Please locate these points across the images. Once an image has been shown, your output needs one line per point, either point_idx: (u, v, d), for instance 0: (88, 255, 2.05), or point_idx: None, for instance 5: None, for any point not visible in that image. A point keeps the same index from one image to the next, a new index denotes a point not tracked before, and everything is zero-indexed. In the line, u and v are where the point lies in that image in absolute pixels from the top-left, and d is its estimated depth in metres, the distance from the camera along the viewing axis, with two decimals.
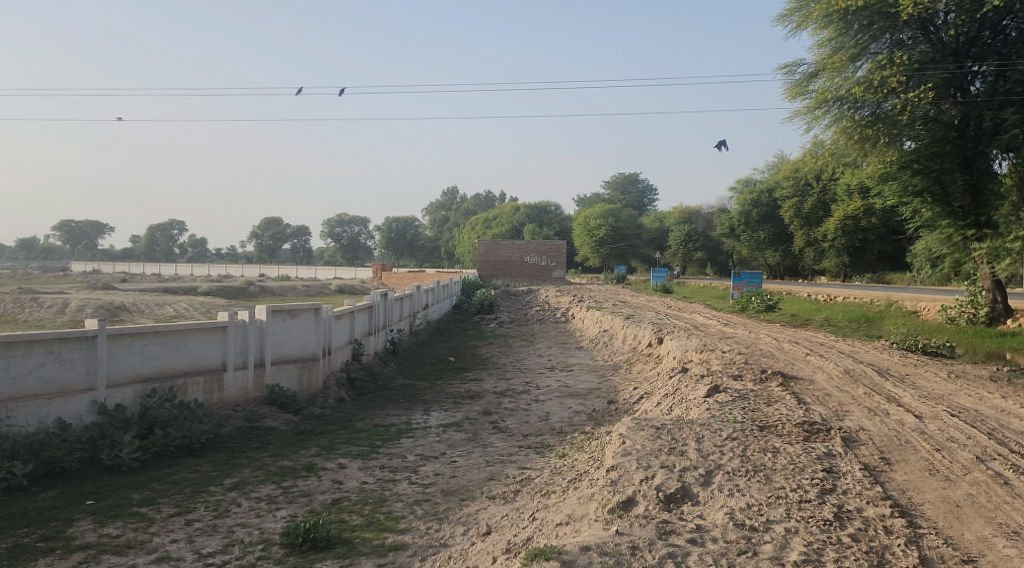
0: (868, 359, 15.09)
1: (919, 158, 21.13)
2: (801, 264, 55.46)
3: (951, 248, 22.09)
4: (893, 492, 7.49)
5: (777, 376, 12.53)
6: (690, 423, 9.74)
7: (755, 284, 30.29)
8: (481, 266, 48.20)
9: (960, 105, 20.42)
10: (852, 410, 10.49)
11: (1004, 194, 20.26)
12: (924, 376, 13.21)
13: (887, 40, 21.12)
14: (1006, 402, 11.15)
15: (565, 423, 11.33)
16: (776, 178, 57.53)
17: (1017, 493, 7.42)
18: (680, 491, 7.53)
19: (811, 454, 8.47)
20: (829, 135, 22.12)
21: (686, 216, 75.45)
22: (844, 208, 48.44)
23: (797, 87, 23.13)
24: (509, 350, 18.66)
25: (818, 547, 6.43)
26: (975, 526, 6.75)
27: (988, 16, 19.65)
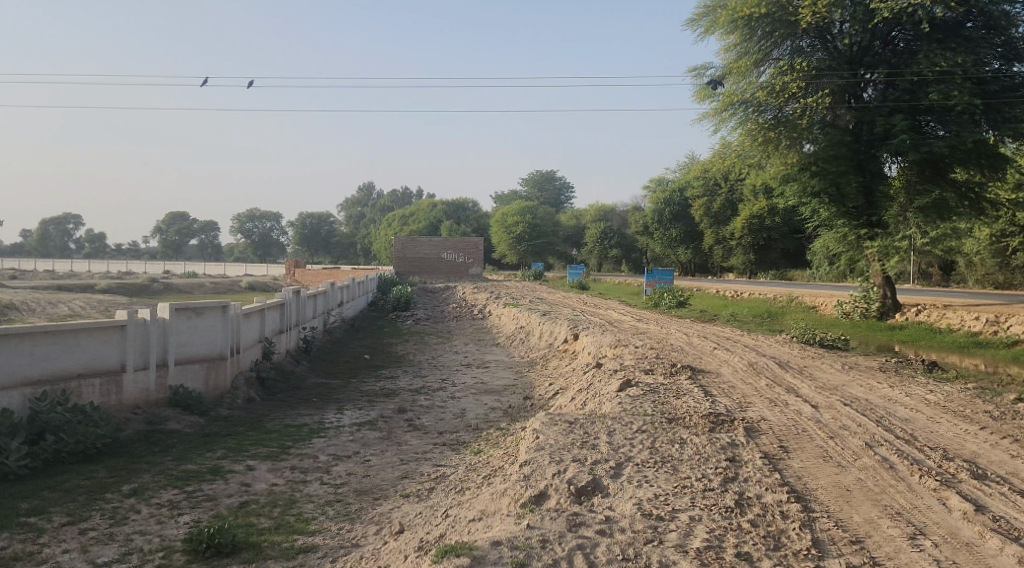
0: (771, 352, 15.72)
1: (816, 161, 22.00)
2: (711, 262, 57.15)
3: (846, 246, 23.29)
4: (790, 478, 7.84)
5: (686, 370, 12.92)
6: (603, 417, 9.94)
7: (666, 281, 31.18)
8: (397, 263, 47.73)
9: (854, 110, 21.79)
10: (755, 402, 10.91)
11: (894, 196, 21.34)
12: (821, 368, 13.88)
13: (788, 47, 22.03)
14: (894, 391, 11.82)
15: (481, 419, 11.41)
16: (686, 178, 59.02)
17: (901, 475, 7.87)
18: (590, 483, 7.68)
19: (715, 445, 8.79)
20: (735, 137, 22.81)
21: (602, 213, 76.59)
22: (751, 208, 50.20)
23: (706, 90, 23.78)
24: (425, 347, 18.63)
25: (719, 534, 6.67)
26: (863, 509, 7.12)
27: (879, 27, 20.86)
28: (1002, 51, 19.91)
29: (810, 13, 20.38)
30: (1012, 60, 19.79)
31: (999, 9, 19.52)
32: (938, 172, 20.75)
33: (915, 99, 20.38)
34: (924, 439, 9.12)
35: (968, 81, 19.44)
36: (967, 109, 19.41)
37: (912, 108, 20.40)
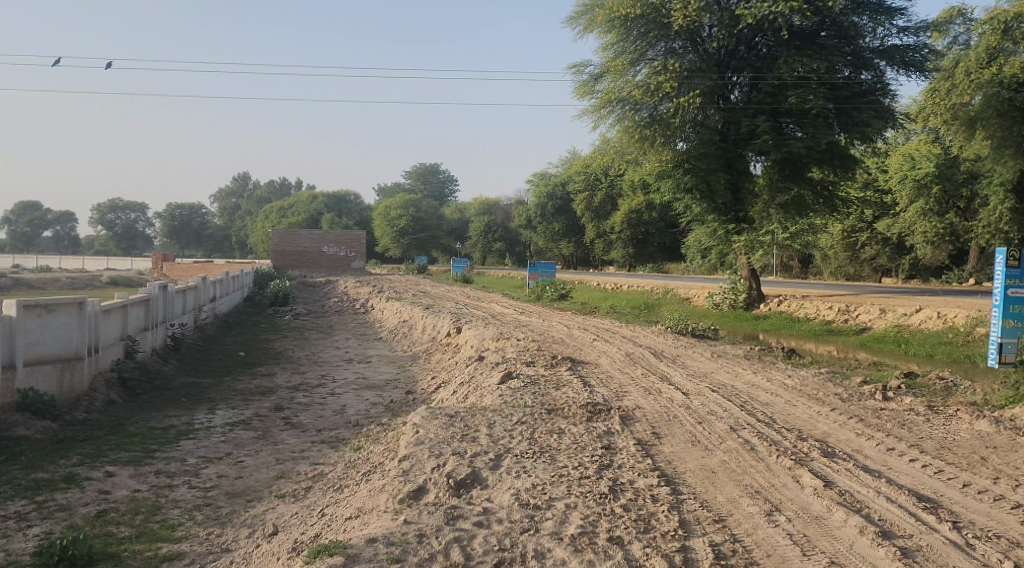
0: (647, 342, 16.24)
1: (689, 159, 22.95)
2: (592, 255, 58.50)
3: (716, 241, 24.06)
4: (661, 463, 8.14)
5: (566, 362, 13.14)
6: (483, 410, 9.99)
7: (548, 273, 31.64)
8: (276, 256, 46.17)
9: (722, 112, 22.76)
10: (630, 391, 11.23)
11: (759, 192, 22.79)
12: (692, 356, 14.46)
13: (662, 48, 22.60)
14: (757, 377, 12.46)
15: (361, 415, 11.26)
16: (568, 172, 59.99)
17: (761, 456, 8.30)
18: (469, 476, 7.70)
19: (592, 433, 9.01)
20: (612, 133, 23.29)
21: (485, 206, 76.87)
22: (629, 203, 51.60)
23: (585, 86, 24.13)
24: (304, 343, 18.20)
25: (593, 519, 6.84)
26: (727, 489, 7.47)
27: (744, 32, 21.91)
28: (851, 59, 21.31)
29: (682, 16, 21.19)
30: (861, 67, 21.27)
31: (847, 20, 20.95)
32: (797, 171, 22.23)
33: (777, 101, 21.63)
34: (782, 421, 9.65)
35: (822, 86, 20.91)
36: (821, 113, 20.86)
37: (774, 110, 21.67)
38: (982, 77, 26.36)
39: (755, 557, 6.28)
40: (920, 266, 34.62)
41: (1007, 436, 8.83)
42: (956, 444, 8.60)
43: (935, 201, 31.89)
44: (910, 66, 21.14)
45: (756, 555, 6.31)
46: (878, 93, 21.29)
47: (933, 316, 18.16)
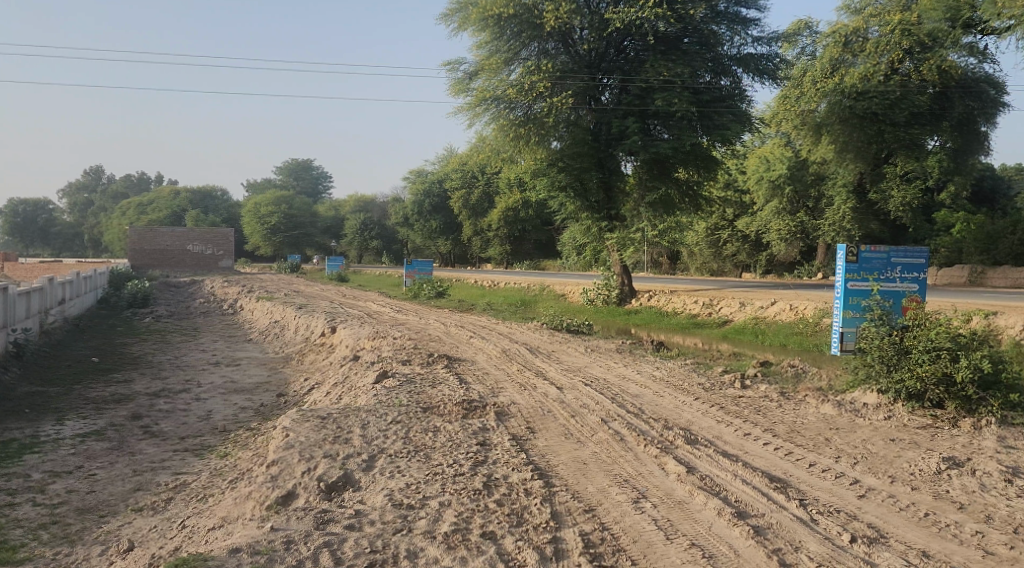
0: (522, 338, 16.40)
1: (562, 158, 23.33)
2: (469, 252, 58.78)
3: (590, 238, 24.99)
4: (534, 457, 8.24)
5: (441, 359, 13.08)
6: (357, 410, 9.78)
7: (425, 272, 31.38)
8: (135, 256, 43.73)
9: (594, 113, 23.28)
10: (506, 387, 11.32)
11: (629, 191, 23.60)
12: (566, 351, 14.74)
13: (535, 48, 22.98)
14: (627, 370, 12.84)
15: (228, 421, 10.83)
16: (445, 169, 59.85)
17: (630, 446, 8.54)
18: (341, 478, 7.54)
19: (467, 430, 9.01)
20: (488, 130, 23.19)
21: (361, 203, 75.61)
22: (506, 201, 52.04)
23: (460, 85, 24.07)
24: (166, 347, 17.33)
25: (467, 516, 6.83)
26: (596, 480, 7.64)
27: (613, 36, 22.51)
28: (712, 65, 22.31)
29: (554, 17, 21.48)
30: (721, 73, 22.34)
31: (707, 28, 21.87)
32: (665, 171, 22.92)
33: (644, 104, 22.37)
34: (651, 412, 9.96)
35: (685, 90, 21.70)
36: (686, 116, 21.75)
37: (642, 112, 22.50)
38: (827, 85, 28.90)
39: (622, 544, 6.45)
40: (775, 262, 36.74)
41: (848, 418, 9.45)
42: (804, 427, 9.14)
43: (789, 200, 33.94)
44: (763, 74, 22.45)
45: (622, 542, 6.47)
46: (737, 98, 22.39)
47: (786, 309, 19.22)
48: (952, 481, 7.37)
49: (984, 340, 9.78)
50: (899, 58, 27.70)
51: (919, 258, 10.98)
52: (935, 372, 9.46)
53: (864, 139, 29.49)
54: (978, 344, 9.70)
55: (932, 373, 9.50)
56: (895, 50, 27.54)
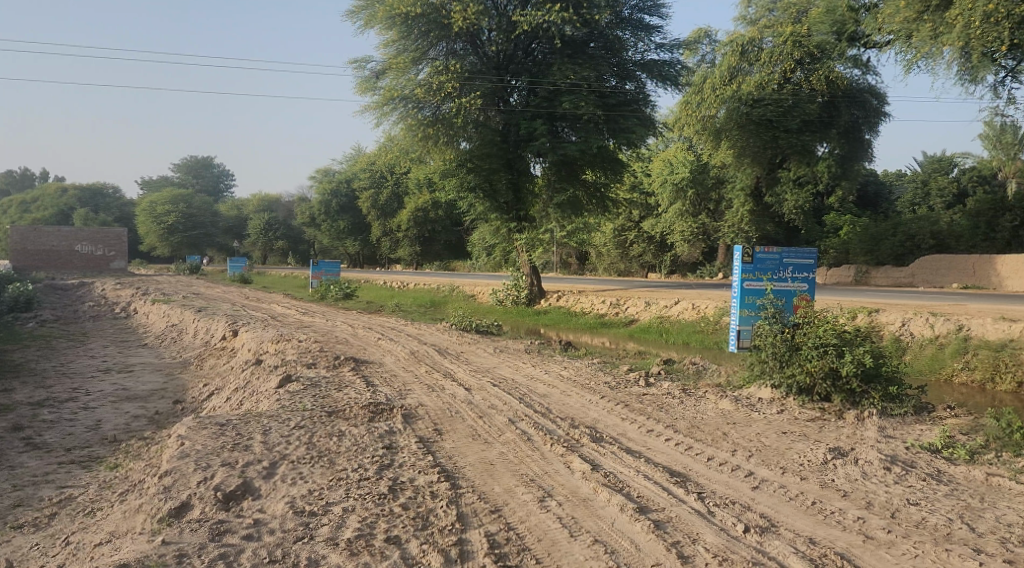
0: (432, 340, 16.31)
1: (471, 158, 23.27)
2: (378, 253, 58.18)
3: (499, 239, 25.14)
4: (441, 459, 8.20)
5: (349, 362, 12.89)
6: (258, 416, 9.50)
7: (332, 272, 31.04)
8: (16, 256, 41.27)
9: (502, 114, 23.28)
10: (414, 388, 11.26)
11: (538, 192, 23.92)
12: (476, 352, 14.73)
13: (443, 49, 22.91)
14: (535, 370, 12.94)
15: (120, 430, 10.37)
16: (353, 168, 58.95)
17: (537, 446, 8.60)
18: (240, 487, 7.31)
19: (373, 434, 8.89)
20: (396, 130, 22.88)
21: (265, 202, 73.65)
22: (415, 201, 51.78)
23: (366, 83, 23.69)
24: (52, 353, 16.45)
25: (371, 521, 6.73)
26: (502, 480, 7.65)
27: (521, 38, 22.74)
28: (617, 69, 22.75)
29: (461, 18, 21.47)
30: (626, 78, 22.73)
31: (613, 34, 22.36)
32: (573, 173, 23.36)
33: (552, 106, 22.57)
34: (558, 411, 10.06)
35: (591, 94, 22.10)
36: (592, 119, 22.06)
37: (550, 115, 22.73)
38: (725, 92, 30.07)
39: (526, 543, 6.48)
40: (679, 262, 37.72)
41: (744, 412, 9.78)
42: (704, 422, 9.40)
43: (691, 202, 34.80)
44: (666, 80, 23.02)
45: (528, 541, 6.51)
46: (641, 102, 22.82)
47: (689, 308, 19.80)
48: (837, 470, 7.71)
49: (867, 336, 10.28)
50: (791, 68, 28.81)
51: (808, 259, 11.51)
52: (822, 367, 9.92)
53: (759, 145, 31.11)
54: (861, 339, 10.20)
55: (820, 367, 9.93)
56: (787, 60, 28.65)
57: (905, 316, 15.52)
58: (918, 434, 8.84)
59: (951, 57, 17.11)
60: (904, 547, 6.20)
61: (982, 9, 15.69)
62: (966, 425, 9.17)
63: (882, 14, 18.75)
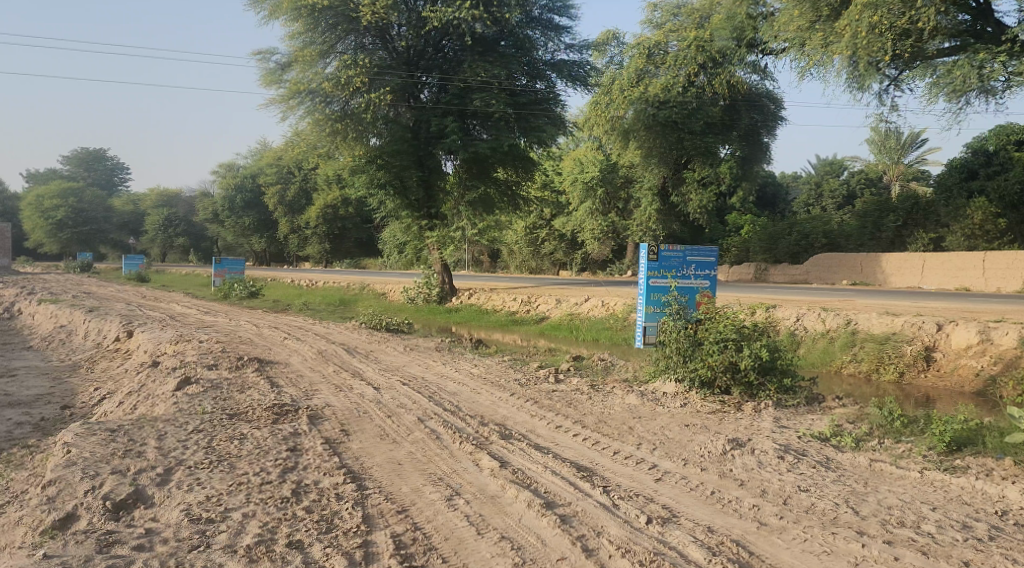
0: (340, 338, 16.05)
1: (381, 155, 22.97)
2: (286, 250, 56.99)
3: (410, 236, 24.74)
4: (347, 460, 8.07)
5: (252, 362, 12.53)
6: (153, 420, 9.15)
7: (237, 270, 30.16)
8: None
9: (413, 110, 23.32)
10: (321, 388, 11.04)
11: (449, 190, 23.94)
12: (385, 351, 14.57)
13: (351, 42, 22.48)
14: (445, 367, 12.89)
15: (2, 438, 9.81)
16: (258, 163, 57.50)
17: (446, 444, 8.56)
18: (131, 495, 7.02)
19: (276, 436, 8.67)
20: (302, 124, 22.37)
21: (164, 197, 71.00)
22: (324, 198, 50.88)
23: (271, 75, 23.07)
24: None
25: (272, 526, 6.57)
26: (410, 479, 7.60)
27: (431, 34, 22.61)
28: (527, 69, 22.89)
29: (370, 12, 21.10)
30: (536, 77, 22.95)
31: (523, 33, 22.53)
32: (483, 171, 23.54)
33: (463, 104, 22.54)
34: (467, 409, 10.04)
35: (502, 91, 22.23)
36: (503, 117, 22.18)
37: (461, 112, 22.68)
38: (633, 93, 30.71)
39: (432, 543, 6.44)
40: (590, 260, 38.21)
41: (649, 407, 9.99)
42: (611, 417, 9.56)
43: (600, 201, 35.29)
44: (575, 80, 23.35)
45: (434, 541, 6.46)
46: (552, 102, 23.09)
47: (599, 305, 20.13)
48: (735, 460, 7.97)
49: (764, 331, 10.66)
50: (694, 71, 28.61)
51: (709, 257, 11.89)
52: (723, 361, 10.23)
53: (666, 146, 32.02)
54: (758, 334, 10.57)
55: (720, 362, 10.24)
56: (691, 64, 28.49)
57: (800, 311, 16.18)
58: (809, 424, 9.22)
59: (840, 66, 17.84)
60: (795, 532, 6.43)
61: (869, 20, 16.45)
62: (853, 414, 9.61)
63: (778, 23, 19.57)
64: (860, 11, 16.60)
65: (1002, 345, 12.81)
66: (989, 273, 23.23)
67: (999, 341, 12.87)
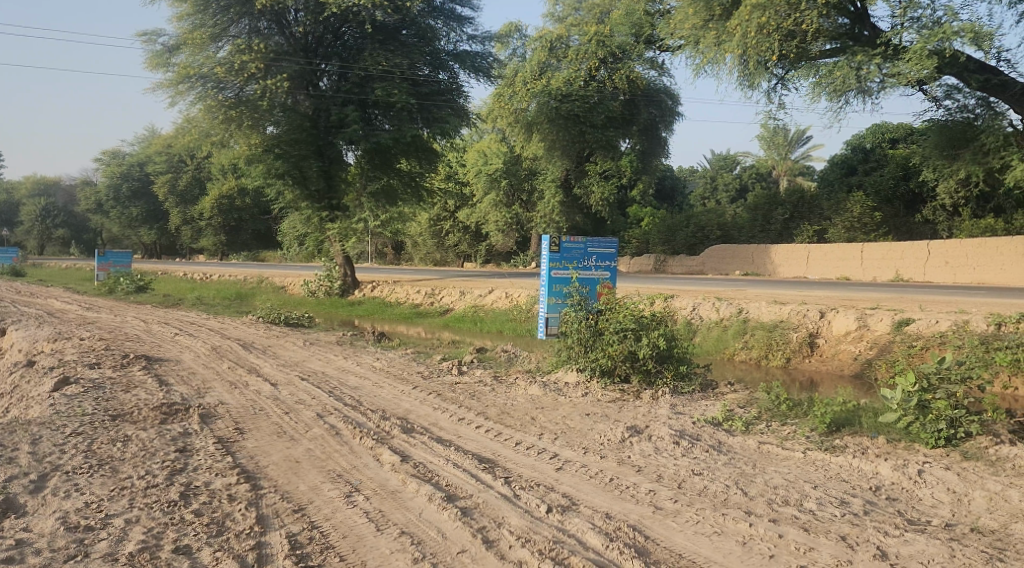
0: (235, 334, 15.54)
1: (279, 144, 22.21)
2: (178, 242, 54.86)
3: (311, 228, 24.31)
4: (241, 460, 7.83)
5: (139, 360, 11.99)
6: (27, 424, 8.63)
7: (123, 264, 28.89)
8: None
9: (311, 98, 22.65)
10: (214, 386, 10.67)
11: (350, 180, 23.40)
12: (283, 346, 14.21)
13: (245, 26, 21.78)
14: (346, 362, 12.68)
15: None
16: (146, 151, 54.99)
17: (345, 440, 8.41)
18: (1, 505, 6.61)
19: (164, 437, 8.33)
20: (193, 111, 21.54)
21: (42, 185, 67.05)
22: (219, 188, 49.27)
23: (159, 58, 22.13)
24: None
25: (158, 531, 6.30)
26: (308, 477, 7.43)
27: (330, 21, 22.03)
28: (429, 59, 22.74)
29: None
30: (438, 68, 22.84)
31: (425, 23, 22.40)
32: (385, 162, 23.25)
33: (364, 92, 22.21)
34: (368, 403, 9.91)
35: (404, 81, 22.01)
36: (405, 108, 21.98)
37: (361, 101, 22.31)
38: (536, 87, 30.92)
39: (330, 541, 6.29)
40: (494, 252, 38.33)
41: (551, 397, 10.09)
42: (513, 408, 9.60)
43: (504, 193, 35.40)
44: (478, 72, 23.42)
45: (332, 539, 6.32)
46: (454, 93, 23.09)
47: (502, 297, 20.22)
48: (633, 447, 8.13)
49: (661, 320, 10.93)
50: (595, 66, 30.73)
51: (608, 248, 12.10)
52: (623, 350, 10.43)
53: (567, 138, 32.04)
54: (656, 323, 10.83)
55: (620, 351, 10.44)
56: (592, 58, 30.75)
57: (696, 301, 16.69)
58: (703, 409, 9.51)
59: (732, 64, 18.55)
60: (688, 515, 6.60)
61: (757, 21, 17.18)
62: (743, 399, 9.97)
63: (673, 20, 20.19)
64: (748, 12, 17.33)
65: (877, 330, 13.53)
66: (867, 262, 24.52)
67: (875, 327, 13.59)
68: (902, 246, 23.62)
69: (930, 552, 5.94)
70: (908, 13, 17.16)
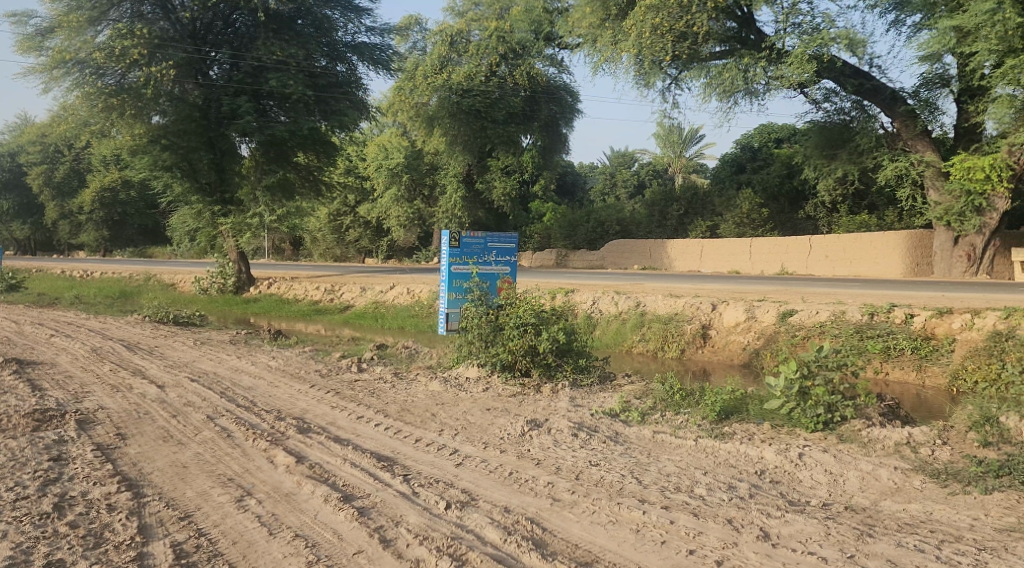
0: (117, 334, 14.83)
1: (166, 135, 21.19)
2: (56, 237, 51.92)
3: (202, 223, 23.26)
4: (123, 467, 7.46)
5: (11, 364, 11.28)
6: None
7: None
8: None
9: (201, 88, 21.59)
10: (94, 390, 10.14)
11: (245, 174, 22.65)
12: (171, 346, 13.64)
13: (128, 10, 20.84)
14: (239, 361, 12.29)
15: None
16: (17, 140, 51.65)
17: (237, 442, 8.15)
18: None
19: (37, 445, 7.87)
20: (70, 98, 20.45)
21: None
22: (100, 180, 46.90)
23: (30, 41, 20.89)
24: None
25: (28, 546, 5.94)
26: (196, 482, 7.16)
27: (219, 7, 21.27)
28: (326, 50, 22.36)
29: None
30: (336, 59, 22.48)
31: (321, 13, 21.98)
32: (282, 155, 22.69)
33: (257, 83, 21.58)
34: (263, 403, 9.63)
35: (299, 72, 21.54)
36: (300, 99, 21.60)
37: (255, 91, 21.62)
38: (436, 81, 30.88)
39: (219, 548, 6.07)
40: (395, 247, 37.88)
41: (452, 392, 10.06)
42: (413, 405, 9.52)
43: (405, 187, 35.08)
44: (377, 64, 23.15)
45: (221, 546, 6.10)
46: (353, 85, 22.76)
47: (404, 293, 19.99)
48: (532, 440, 8.19)
49: (561, 314, 11.04)
50: (496, 62, 31.26)
51: (508, 243, 12.17)
52: (523, 345, 10.47)
53: (469, 133, 31.96)
54: (556, 317, 10.93)
55: (520, 346, 10.48)
56: (492, 54, 31.20)
57: (595, 295, 16.96)
58: (601, 401, 9.67)
59: (628, 62, 18.89)
60: (584, 506, 6.68)
61: (651, 22, 17.63)
62: (640, 390, 10.18)
63: (571, 19, 20.48)
64: (643, 13, 17.74)
65: (763, 321, 14.07)
66: (755, 257, 25.48)
67: (761, 318, 14.14)
68: (787, 241, 24.69)
69: (808, 530, 6.22)
70: (790, 18, 17.90)
